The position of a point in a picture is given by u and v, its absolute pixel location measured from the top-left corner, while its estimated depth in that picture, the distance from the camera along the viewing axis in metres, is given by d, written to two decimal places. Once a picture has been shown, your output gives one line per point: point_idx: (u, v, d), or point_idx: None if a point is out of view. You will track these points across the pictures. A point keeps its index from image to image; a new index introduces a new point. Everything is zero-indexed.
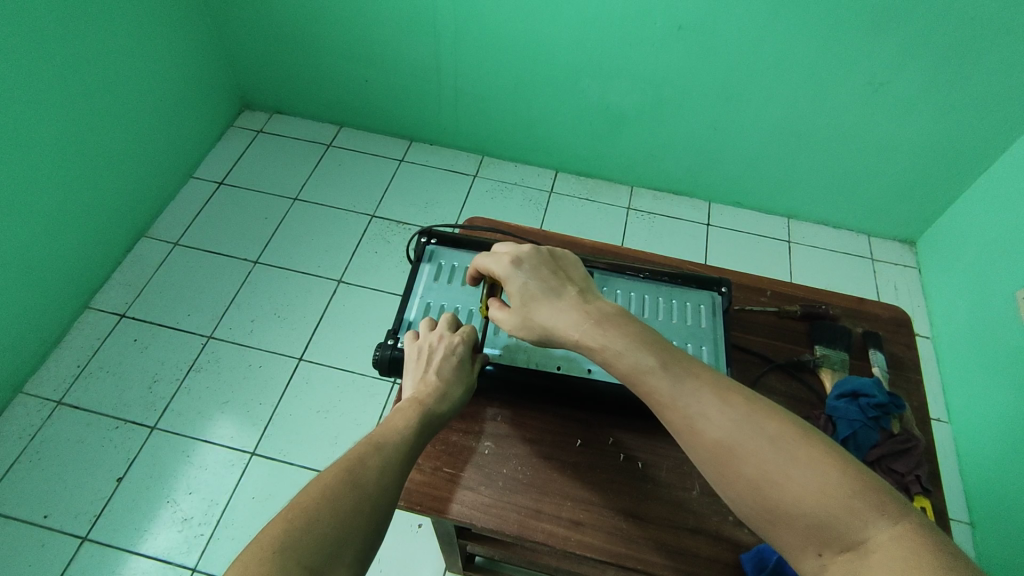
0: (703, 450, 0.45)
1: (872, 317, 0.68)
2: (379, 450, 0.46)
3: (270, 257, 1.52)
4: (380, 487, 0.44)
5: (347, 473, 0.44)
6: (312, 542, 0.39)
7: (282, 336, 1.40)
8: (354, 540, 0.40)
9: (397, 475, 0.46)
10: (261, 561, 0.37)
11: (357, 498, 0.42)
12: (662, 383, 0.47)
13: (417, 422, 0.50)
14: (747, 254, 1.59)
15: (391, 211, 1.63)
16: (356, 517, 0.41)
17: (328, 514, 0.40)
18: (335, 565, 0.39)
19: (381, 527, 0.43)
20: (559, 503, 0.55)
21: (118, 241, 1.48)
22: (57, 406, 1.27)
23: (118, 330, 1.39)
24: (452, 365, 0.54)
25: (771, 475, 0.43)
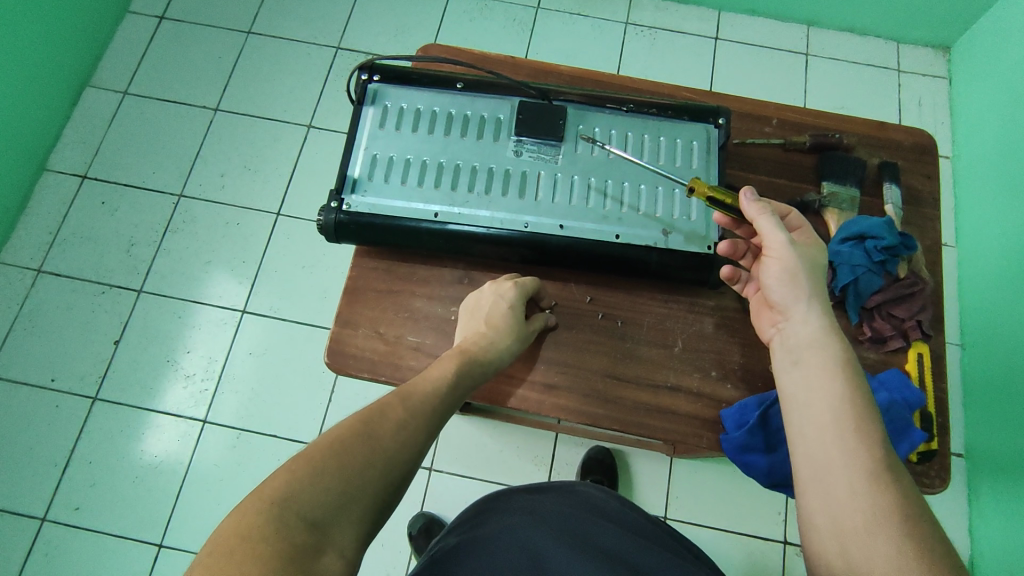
0: (820, 456, 0.43)
1: (893, 145, 0.59)
2: (423, 395, 0.45)
3: (231, 103, 1.38)
4: (412, 443, 0.42)
5: (389, 416, 0.42)
6: (361, 456, 0.40)
7: (255, 190, 1.32)
8: (375, 493, 0.39)
9: (431, 428, 0.44)
10: (278, 492, 0.36)
11: (403, 416, 0.43)
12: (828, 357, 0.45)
13: (458, 376, 0.47)
14: (758, 72, 1.43)
15: (357, 41, 1.44)
16: (383, 472, 0.40)
17: (360, 457, 0.40)
18: (347, 518, 0.38)
19: (402, 483, 0.41)
20: (531, 367, 0.52)
21: (61, 94, 1.33)
22: (38, 274, 1.25)
23: (84, 193, 1.31)
24: (500, 309, 0.50)
25: (858, 516, 0.40)
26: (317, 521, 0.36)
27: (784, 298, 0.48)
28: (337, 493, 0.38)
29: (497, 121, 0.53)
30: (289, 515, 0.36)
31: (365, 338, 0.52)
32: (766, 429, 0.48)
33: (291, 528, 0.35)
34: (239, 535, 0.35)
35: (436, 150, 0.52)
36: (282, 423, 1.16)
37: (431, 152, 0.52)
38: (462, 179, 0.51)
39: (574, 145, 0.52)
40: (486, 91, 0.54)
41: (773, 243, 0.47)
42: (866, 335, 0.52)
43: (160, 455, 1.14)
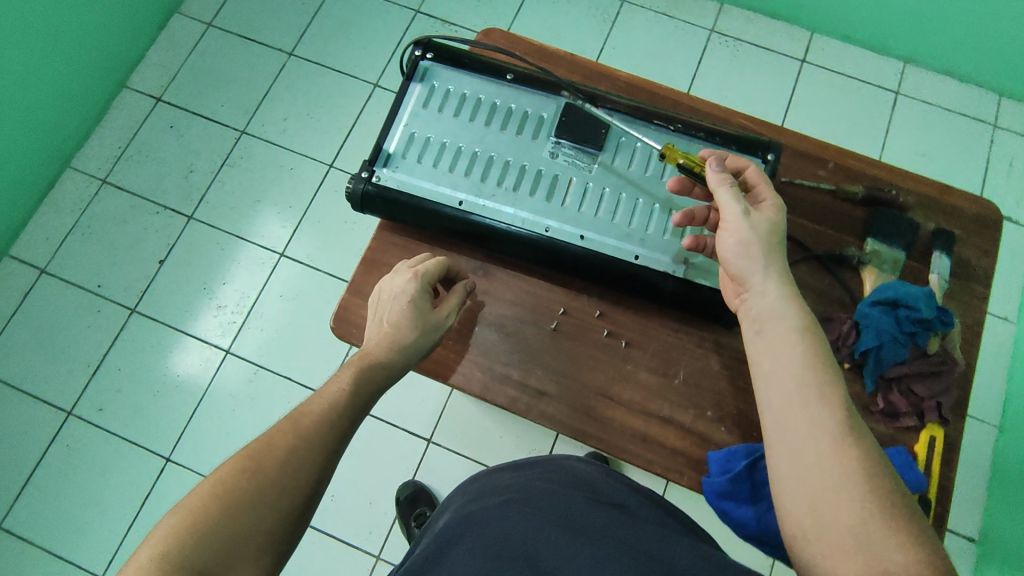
0: (792, 428, 0.41)
1: (954, 212, 0.55)
2: (313, 413, 0.45)
3: (305, 50, 1.41)
4: (318, 450, 0.43)
5: (280, 440, 0.43)
6: (256, 482, 0.40)
7: (313, 139, 1.35)
8: (285, 511, 0.40)
9: (337, 432, 0.45)
10: (176, 532, 0.37)
11: (298, 432, 0.43)
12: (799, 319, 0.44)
13: (362, 377, 0.47)
14: (841, 103, 1.36)
15: (437, 7, 1.43)
16: (283, 490, 0.41)
17: (246, 491, 0.40)
18: (259, 539, 0.39)
19: (316, 491, 0.42)
20: (527, 370, 0.52)
21: (149, 16, 1.38)
22: (102, 184, 1.31)
23: (156, 114, 1.36)
24: (400, 302, 0.50)
25: (833, 488, 0.39)
26: (223, 549, 0.37)
27: (742, 270, 0.46)
28: (245, 524, 0.39)
29: (540, 119, 0.52)
30: (183, 554, 0.36)
31: None
32: (750, 479, 0.47)
33: (196, 560, 0.36)
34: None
35: (473, 137, 0.51)
36: (298, 368, 1.20)
37: (468, 139, 0.52)
38: (493, 171, 0.51)
39: (612, 157, 0.51)
40: (535, 86, 0.53)
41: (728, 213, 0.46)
42: (878, 406, 0.50)
43: (184, 377, 1.20)
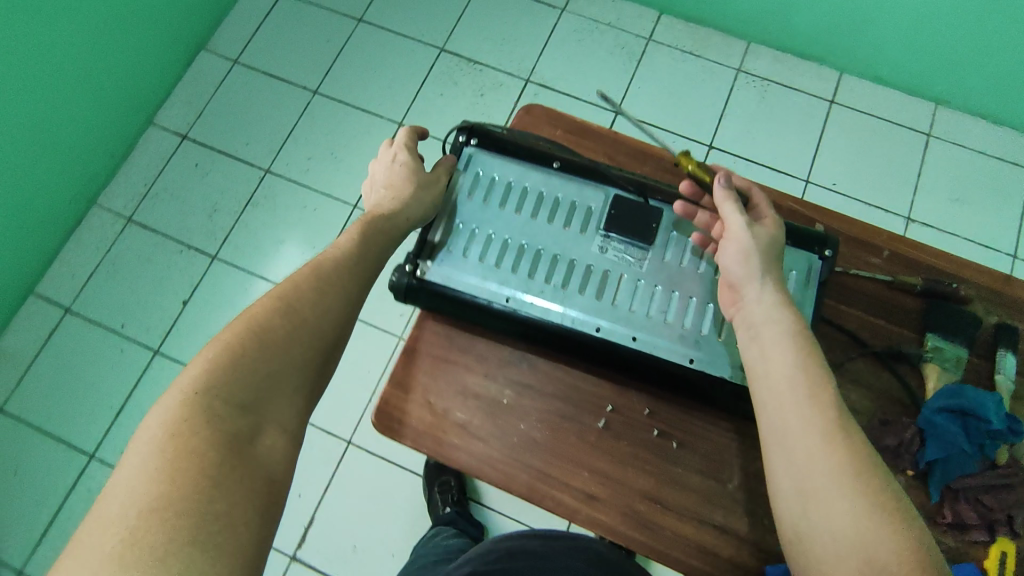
0: (788, 447, 0.38)
1: (1018, 307, 0.53)
2: (304, 283, 0.45)
3: (330, 88, 1.41)
4: (316, 321, 0.44)
5: (272, 308, 0.43)
6: (228, 380, 0.39)
7: (337, 179, 1.34)
8: (293, 377, 0.42)
9: (336, 298, 0.45)
10: (186, 401, 0.37)
11: (247, 333, 0.41)
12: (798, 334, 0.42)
13: (362, 245, 0.48)
14: (871, 145, 1.34)
15: (461, 45, 1.42)
16: (288, 359, 0.42)
17: (212, 404, 0.38)
18: (274, 400, 0.41)
19: (324, 359, 0.44)
20: (572, 471, 0.50)
21: (177, 54, 1.39)
22: (127, 222, 1.32)
23: (181, 152, 1.37)
24: (398, 178, 0.52)
25: (838, 510, 0.36)
26: (239, 411, 0.39)
27: (741, 277, 0.45)
28: (230, 418, 0.38)
29: (589, 210, 0.50)
30: (197, 419, 0.37)
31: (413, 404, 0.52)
32: None
33: (212, 424, 0.37)
34: (154, 447, 0.35)
35: (519, 229, 0.50)
36: None
37: (514, 231, 0.50)
38: (540, 265, 0.49)
39: (663, 252, 0.49)
40: (583, 175, 0.51)
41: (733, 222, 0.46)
42: (945, 518, 0.47)
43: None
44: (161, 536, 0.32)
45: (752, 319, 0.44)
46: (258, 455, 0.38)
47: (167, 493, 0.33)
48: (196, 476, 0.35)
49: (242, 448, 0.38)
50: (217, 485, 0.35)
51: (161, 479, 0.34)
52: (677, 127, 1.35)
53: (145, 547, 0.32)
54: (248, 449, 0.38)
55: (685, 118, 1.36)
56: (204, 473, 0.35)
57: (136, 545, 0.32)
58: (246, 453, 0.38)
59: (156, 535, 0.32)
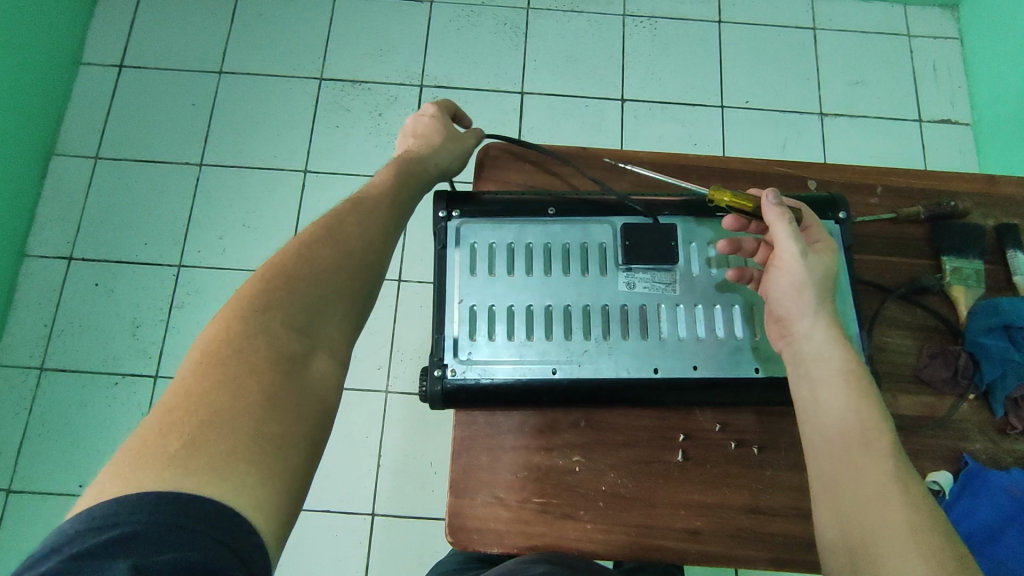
0: (852, 507, 0.36)
1: (1007, 202, 0.55)
2: (347, 216, 0.44)
3: (217, 155, 1.25)
4: (360, 252, 0.42)
5: (323, 237, 0.42)
6: (276, 313, 0.37)
7: (258, 249, 1.20)
8: (342, 306, 0.40)
9: (377, 230, 0.44)
10: (247, 320, 0.36)
11: (287, 269, 0.39)
12: (868, 393, 0.39)
13: (397, 186, 0.47)
14: (768, 54, 1.36)
15: (340, 68, 1.30)
16: (337, 288, 0.40)
17: (267, 338, 0.36)
18: (323, 328, 0.39)
19: (371, 288, 0.42)
20: (671, 513, 0.47)
21: (28, 168, 1.19)
22: (41, 372, 1.13)
23: (73, 276, 1.18)
24: (426, 125, 0.53)
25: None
26: (291, 334, 0.37)
27: (789, 312, 0.43)
28: (288, 349, 0.36)
29: (603, 248, 0.47)
30: (250, 337, 0.35)
31: (486, 506, 0.47)
32: None
33: (270, 342, 0.36)
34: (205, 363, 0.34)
35: (539, 292, 0.46)
36: None
37: (534, 295, 0.46)
38: (574, 322, 0.46)
39: (690, 267, 0.47)
40: (582, 214, 0.48)
41: (784, 252, 0.42)
42: (1015, 428, 0.49)
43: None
44: (203, 454, 0.30)
45: (800, 355, 0.42)
46: (312, 378, 0.36)
47: (218, 409, 0.32)
48: (238, 397, 0.33)
49: (294, 373, 0.36)
50: (269, 403, 0.33)
51: (208, 391, 0.32)
52: (587, 90, 1.31)
53: (187, 452, 0.30)
54: (299, 372, 0.36)
55: (591, 77, 1.32)
56: (251, 389, 0.33)
57: (184, 451, 0.30)
58: (298, 375, 0.36)
59: (202, 448, 0.30)
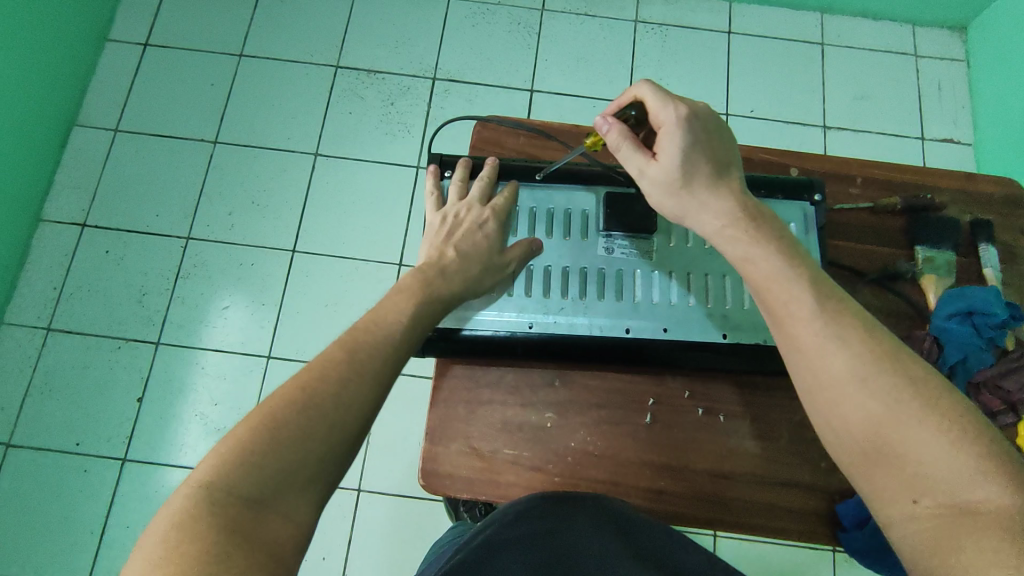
0: (807, 374, 0.37)
1: (984, 199, 0.56)
2: (337, 358, 0.38)
3: (232, 134, 1.27)
4: (344, 406, 0.37)
5: (298, 390, 0.36)
6: (237, 480, 0.33)
7: (266, 227, 1.21)
8: (317, 465, 0.35)
9: (366, 374, 0.38)
10: (200, 493, 0.32)
11: (261, 420, 0.35)
12: (769, 266, 0.40)
13: (413, 315, 0.43)
14: (778, 67, 1.38)
15: (357, 58, 1.33)
16: (312, 450, 0.35)
17: (218, 512, 0.31)
18: (289, 495, 0.34)
19: (353, 441, 0.37)
20: (636, 473, 0.49)
21: (49, 137, 1.20)
22: (48, 333, 1.15)
23: (85, 243, 1.20)
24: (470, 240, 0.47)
25: (880, 431, 0.35)
26: (249, 507, 0.32)
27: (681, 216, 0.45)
28: (241, 521, 0.32)
29: (584, 214, 0.49)
30: (200, 523, 0.31)
31: (460, 455, 0.49)
32: None
33: (221, 520, 0.31)
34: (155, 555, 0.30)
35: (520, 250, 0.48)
36: None
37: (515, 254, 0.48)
38: (552, 281, 0.48)
39: (668, 238, 0.49)
40: (567, 182, 0.50)
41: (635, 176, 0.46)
42: None
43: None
44: None
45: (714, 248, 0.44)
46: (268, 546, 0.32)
47: None
48: None
49: (252, 544, 0.31)
50: None
51: None
52: (597, 92, 1.34)
53: None
54: (254, 543, 0.31)
55: (601, 80, 1.35)
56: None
57: None
58: (256, 548, 0.31)
59: None
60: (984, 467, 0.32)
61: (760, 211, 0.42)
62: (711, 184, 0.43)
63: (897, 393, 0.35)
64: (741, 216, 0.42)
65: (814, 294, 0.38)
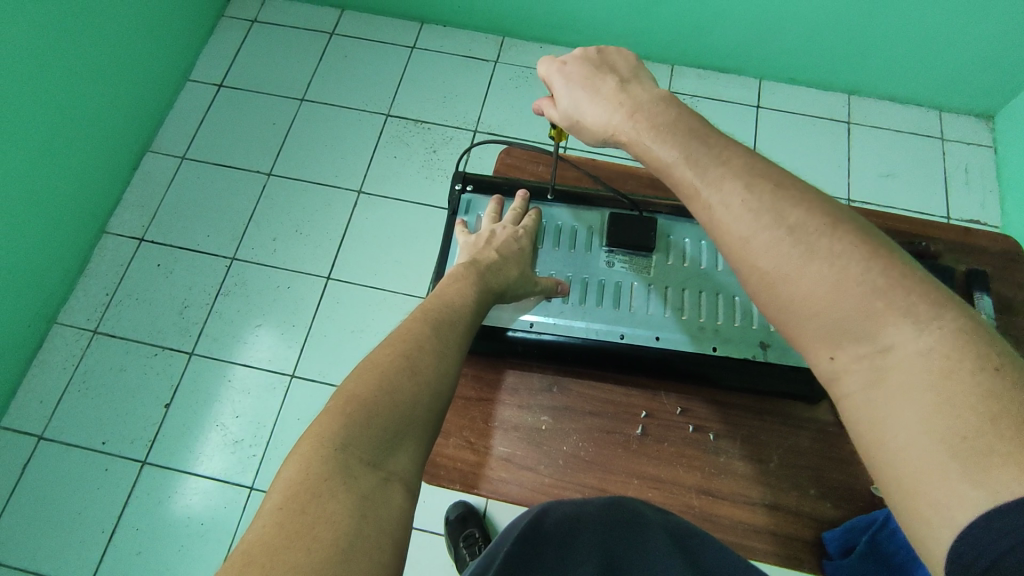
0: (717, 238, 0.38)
1: (978, 252, 0.59)
2: (422, 333, 0.42)
3: (285, 169, 1.33)
4: (437, 379, 0.40)
5: (401, 361, 0.39)
6: (355, 438, 0.34)
7: (307, 254, 1.24)
8: (415, 431, 0.37)
9: (450, 352, 0.42)
10: (320, 456, 0.33)
11: (375, 388, 0.37)
12: (654, 152, 0.42)
13: (477, 303, 0.47)
14: (813, 145, 1.30)
15: (408, 108, 1.38)
16: (411, 415, 0.37)
17: (336, 467, 0.32)
18: (396, 454, 0.35)
19: (439, 415, 0.39)
20: (625, 482, 0.51)
21: (122, 158, 1.29)
22: (93, 335, 1.18)
23: (140, 256, 1.25)
24: (512, 248, 0.53)
25: (789, 279, 0.34)
26: (366, 467, 0.33)
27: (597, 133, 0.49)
28: (362, 478, 0.33)
29: (591, 231, 0.56)
30: (334, 485, 0.31)
31: (457, 448, 0.52)
32: (878, 557, 0.45)
33: (345, 480, 0.32)
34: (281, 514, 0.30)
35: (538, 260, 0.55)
36: None
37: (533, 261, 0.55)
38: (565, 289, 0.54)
39: (665, 256, 0.55)
40: (577, 204, 0.58)
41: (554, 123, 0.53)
42: None
43: (198, 519, 1.04)
44: None
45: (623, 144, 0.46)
46: (387, 505, 0.32)
47: (294, 561, 0.28)
48: (311, 540, 0.29)
49: (378, 505, 0.32)
50: (347, 541, 0.29)
51: (278, 545, 0.28)
52: None
53: None
54: (380, 505, 0.32)
55: None
56: (325, 541, 0.29)
57: None
58: (381, 510, 0.32)
59: None
60: (879, 306, 0.31)
61: (638, 100, 0.45)
62: (587, 100, 0.48)
63: (787, 249, 0.35)
64: (622, 113, 0.45)
65: (686, 168, 0.40)
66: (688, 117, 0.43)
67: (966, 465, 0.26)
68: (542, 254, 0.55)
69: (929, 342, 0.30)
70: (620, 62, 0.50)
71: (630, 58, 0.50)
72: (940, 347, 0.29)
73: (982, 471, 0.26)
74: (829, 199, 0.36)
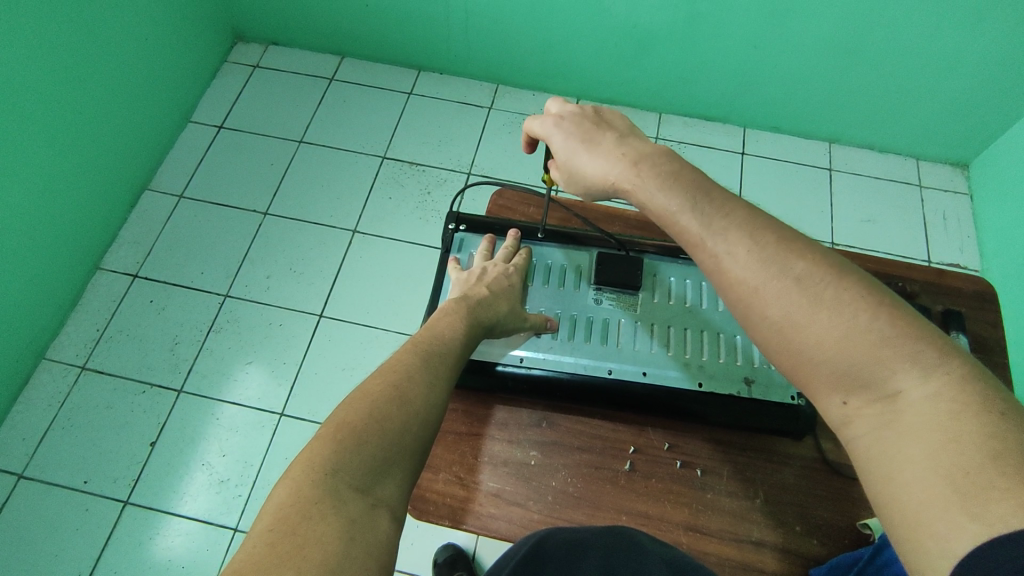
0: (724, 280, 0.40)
1: (954, 293, 0.61)
2: (412, 363, 0.43)
3: (280, 208, 1.35)
4: (426, 408, 0.41)
5: (392, 389, 0.40)
6: (347, 462, 0.35)
7: (300, 291, 1.25)
8: (402, 459, 0.37)
9: (440, 383, 0.43)
10: (311, 481, 0.33)
11: (369, 417, 0.38)
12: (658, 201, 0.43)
13: (467, 335, 0.49)
14: (797, 190, 1.34)
15: (403, 151, 1.42)
16: (399, 443, 0.38)
17: (326, 492, 0.33)
18: (384, 481, 0.36)
19: (427, 445, 0.40)
20: (614, 517, 0.51)
21: (120, 196, 1.31)
22: (81, 371, 1.17)
23: (133, 292, 1.25)
24: (501, 285, 0.54)
25: (798, 326, 0.36)
26: (355, 492, 0.34)
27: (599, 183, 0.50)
28: (351, 503, 0.33)
29: (581, 269, 0.58)
30: (324, 509, 0.32)
31: (446, 483, 0.52)
32: None
33: (334, 504, 0.32)
34: (271, 538, 0.30)
35: (533, 299, 0.57)
36: None
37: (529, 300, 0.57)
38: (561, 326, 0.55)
39: (652, 294, 0.57)
40: (567, 243, 0.60)
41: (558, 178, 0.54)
42: None
43: (179, 561, 1.01)
44: None
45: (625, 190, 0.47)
46: (376, 531, 0.33)
47: None
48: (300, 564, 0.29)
49: (365, 528, 0.32)
50: (336, 565, 0.30)
51: (268, 567, 0.29)
52: None
53: None
54: (368, 529, 0.32)
55: None
56: (313, 565, 0.29)
57: None
58: (369, 534, 0.32)
59: None
60: (886, 352, 0.33)
61: (639, 154, 0.47)
62: (589, 153, 0.50)
63: (796, 298, 0.36)
64: (624, 167, 0.47)
65: (690, 218, 0.42)
66: (687, 168, 0.45)
67: (968, 499, 0.27)
68: (530, 294, 0.57)
69: (938, 389, 0.31)
70: (613, 122, 0.53)
71: (623, 119, 0.53)
72: (947, 393, 0.31)
73: (981, 505, 0.27)
74: (827, 249, 0.38)
